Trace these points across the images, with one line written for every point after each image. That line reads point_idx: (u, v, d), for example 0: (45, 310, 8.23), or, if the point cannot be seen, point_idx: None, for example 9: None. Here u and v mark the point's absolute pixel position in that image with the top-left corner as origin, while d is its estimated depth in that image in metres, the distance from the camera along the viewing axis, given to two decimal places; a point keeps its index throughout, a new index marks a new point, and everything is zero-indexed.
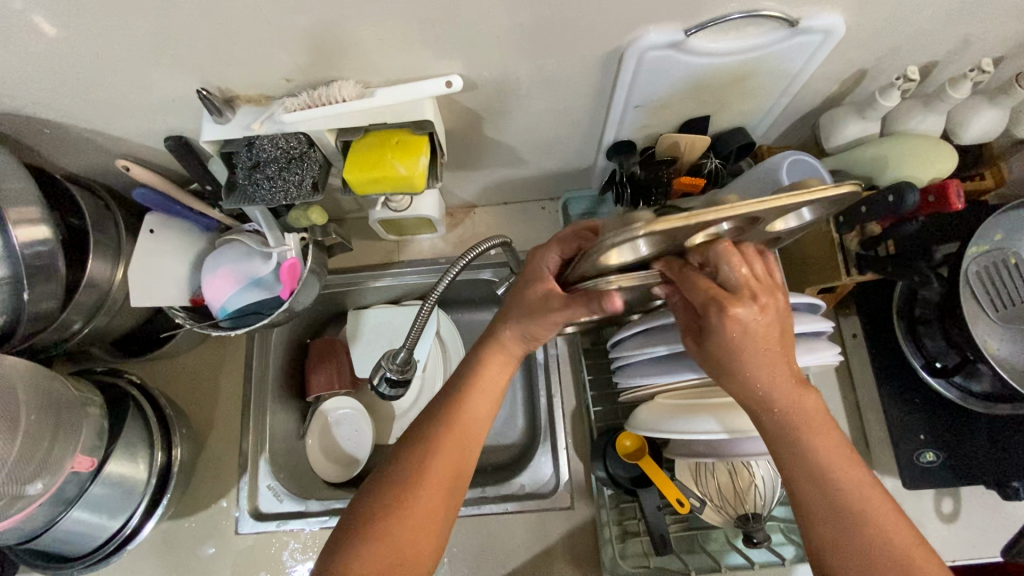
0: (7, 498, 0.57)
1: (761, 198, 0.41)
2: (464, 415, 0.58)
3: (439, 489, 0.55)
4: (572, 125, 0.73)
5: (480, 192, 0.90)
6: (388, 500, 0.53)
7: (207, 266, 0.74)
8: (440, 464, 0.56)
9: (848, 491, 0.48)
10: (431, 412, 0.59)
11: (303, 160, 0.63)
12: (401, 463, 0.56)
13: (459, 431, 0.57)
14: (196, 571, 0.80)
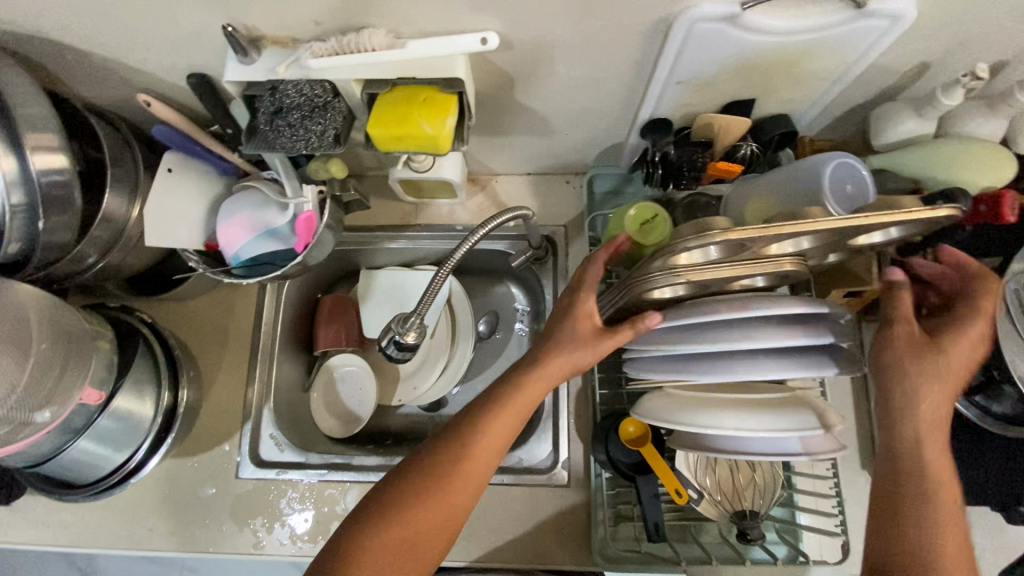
0: (15, 424, 0.58)
1: (857, 215, 0.47)
2: (484, 437, 0.58)
3: (443, 505, 0.56)
4: (607, 97, 0.69)
5: (505, 160, 0.87)
6: (392, 505, 0.56)
7: (224, 211, 0.73)
8: (459, 474, 0.57)
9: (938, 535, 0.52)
10: (461, 422, 0.59)
11: (328, 110, 0.59)
12: (410, 472, 0.57)
13: (467, 455, 0.57)
14: (196, 510, 0.82)
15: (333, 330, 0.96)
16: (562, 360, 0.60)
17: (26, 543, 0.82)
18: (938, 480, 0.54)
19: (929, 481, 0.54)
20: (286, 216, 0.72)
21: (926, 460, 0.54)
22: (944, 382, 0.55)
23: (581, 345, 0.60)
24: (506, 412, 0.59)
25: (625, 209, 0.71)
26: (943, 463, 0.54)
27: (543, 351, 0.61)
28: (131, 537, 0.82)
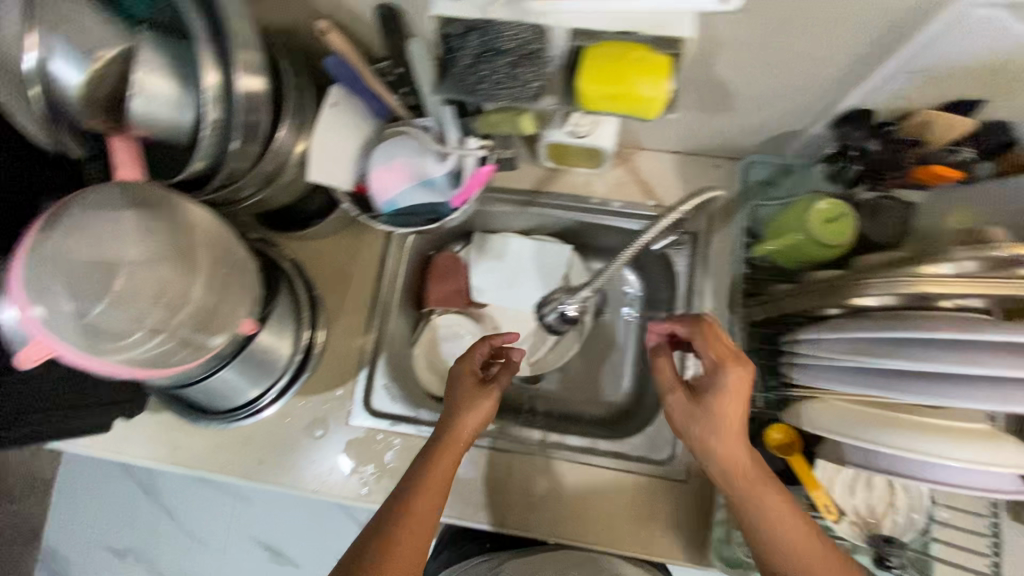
0: (181, 342, 0.58)
1: None
2: (431, 478, 0.66)
3: (412, 544, 0.63)
4: (812, 79, 0.63)
5: (660, 134, 0.82)
6: (381, 545, 0.62)
7: (382, 155, 0.71)
8: (413, 513, 0.64)
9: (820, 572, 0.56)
10: (413, 467, 0.67)
11: (536, 61, 0.54)
12: (394, 520, 0.63)
13: (425, 494, 0.65)
14: (306, 448, 0.83)
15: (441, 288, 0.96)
16: (465, 429, 0.69)
17: (140, 456, 0.84)
18: (784, 519, 0.58)
19: (772, 528, 0.58)
20: (444, 167, 0.70)
21: (773, 514, 0.58)
22: (732, 424, 0.59)
23: (476, 408, 0.69)
24: (445, 454, 0.67)
25: (812, 201, 0.67)
26: (780, 507, 0.58)
27: (452, 415, 0.69)
28: (241, 466, 0.83)
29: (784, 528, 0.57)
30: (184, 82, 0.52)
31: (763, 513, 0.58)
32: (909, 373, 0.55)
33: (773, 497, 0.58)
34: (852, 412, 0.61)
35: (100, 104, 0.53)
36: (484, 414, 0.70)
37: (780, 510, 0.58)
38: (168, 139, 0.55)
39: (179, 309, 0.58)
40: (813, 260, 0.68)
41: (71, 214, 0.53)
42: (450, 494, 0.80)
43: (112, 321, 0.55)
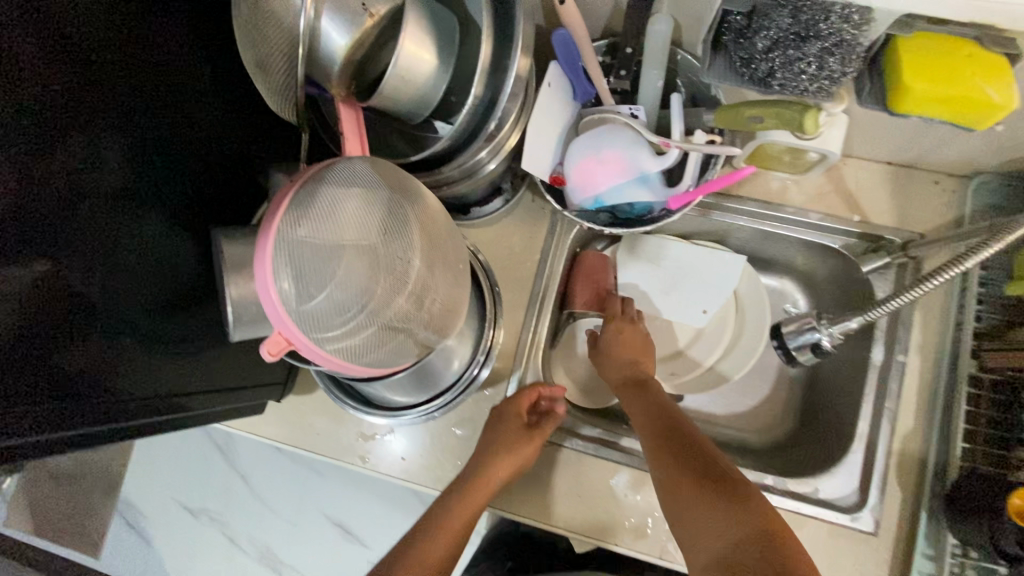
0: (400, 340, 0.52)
1: None
2: (467, 504, 0.69)
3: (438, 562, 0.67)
4: None
5: (883, 142, 0.72)
6: (413, 559, 0.66)
7: (588, 144, 0.63)
8: (442, 538, 0.68)
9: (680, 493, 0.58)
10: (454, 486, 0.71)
11: (854, 50, 0.45)
12: (424, 534, 0.68)
13: (457, 518, 0.69)
14: (450, 450, 0.78)
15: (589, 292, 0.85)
16: (502, 470, 0.70)
17: (278, 438, 0.80)
18: (688, 454, 0.60)
19: (684, 458, 0.60)
20: (663, 163, 0.61)
21: (682, 459, 0.60)
22: (665, 408, 0.68)
23: (517, 442, 0.71)
24: (477, 491, 0.70)
25: None
26: (684, 449, 0.61)
27: (488, 458, 0.70)
28: (382, 460, 0.78)
29: (701, 466, 0.58)
30: (445, 51, 0.46)
31: (681, 446, 0.61)
32: None
33: (695, 442, 0.62)
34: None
35: (354, 70, 0.45)
36: (517, 460, 0.71)
37: (713, 456, 0.60)
38: (408, 112, 0.49)
39: (399, 297, 0.49)
40: None
41: (323, 185, 0.47)
42: (608, 519, 0.73)
43: (330, 306, 0.47)
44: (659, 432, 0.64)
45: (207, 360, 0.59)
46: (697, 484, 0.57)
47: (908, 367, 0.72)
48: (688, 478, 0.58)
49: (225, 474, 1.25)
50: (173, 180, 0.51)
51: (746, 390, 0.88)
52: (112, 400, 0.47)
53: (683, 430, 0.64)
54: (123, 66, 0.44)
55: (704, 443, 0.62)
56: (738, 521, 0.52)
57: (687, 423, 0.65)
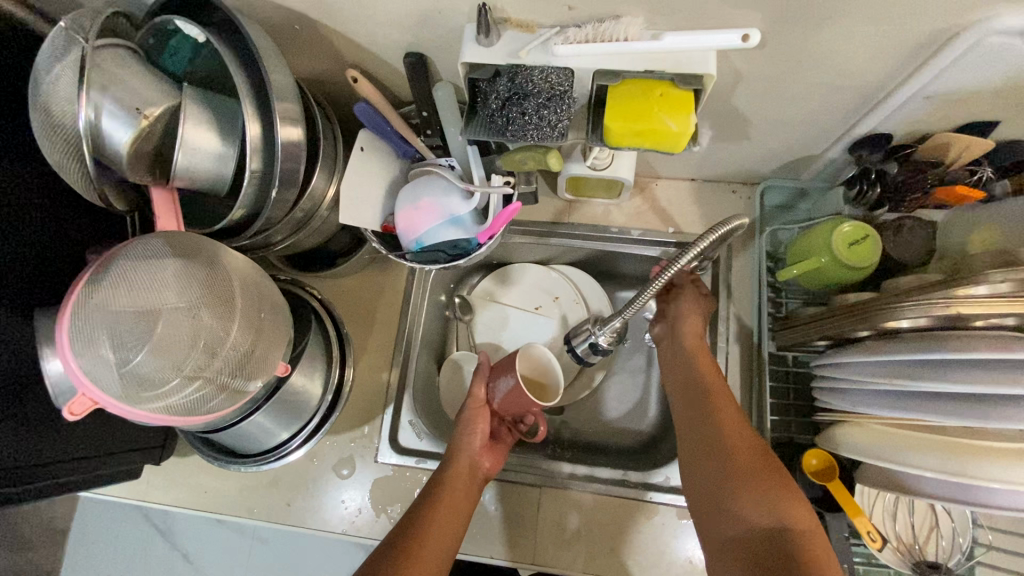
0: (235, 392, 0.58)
1: None
2: (451, 489, 0.70)
3: (434, 554, 0.64)
4: (828, 107, 0.65)
5: (678, 163, 0.83)
6: (400, 553, 0.62)
7: (408, 195, 0.72)
8: (428, 535, 0.65)
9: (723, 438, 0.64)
10: (426, 487, 0.71)
11: (564, 100, 0.56)
12: (398, 540, 0.64)
13: (439, 506, 0.68)
14: (333, 489, 0.83)
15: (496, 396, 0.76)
16: (463, 455, 0.74)
17: (165, 504, 0.83)
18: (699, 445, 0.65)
19: (705, 448, 0.65)
20: (471, 204, 0.71)
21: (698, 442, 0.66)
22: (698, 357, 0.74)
23: (464, 425, 0.77)
24: (457, 476, 0.72)
25: (833, 225, 0.67)
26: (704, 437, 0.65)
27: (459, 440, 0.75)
28: (268, 510, 0.82)
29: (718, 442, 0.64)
30: (230, 138, 0.55)
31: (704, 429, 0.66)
32: (942, 399, 0.54)
33: (716, 426, 0.65)
34: (879, 439, 0.60)
35: (148, 161, 0.53)
36: (477, 411, 0.79)
37: (739, 430, 0.64)
38: (209, 189, 0.57)
39: (218, 353, 0.55)
40: (835, 282, 0.69)
41: (118, 261, 0.53)
42: (484, 533, 0.79)
43: (151, 369, 0.53)
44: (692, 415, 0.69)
45: (64, 433, 0.63)
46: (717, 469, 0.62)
47: (729, 356, 0.81)
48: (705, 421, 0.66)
49: (164, 554, 1.21)
50: (15, 270, 0.55)
51: (615, 397, 0.96)
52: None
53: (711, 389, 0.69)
54: None
55: (730, 411, 0.66)
56: (747, 507, 0.58)
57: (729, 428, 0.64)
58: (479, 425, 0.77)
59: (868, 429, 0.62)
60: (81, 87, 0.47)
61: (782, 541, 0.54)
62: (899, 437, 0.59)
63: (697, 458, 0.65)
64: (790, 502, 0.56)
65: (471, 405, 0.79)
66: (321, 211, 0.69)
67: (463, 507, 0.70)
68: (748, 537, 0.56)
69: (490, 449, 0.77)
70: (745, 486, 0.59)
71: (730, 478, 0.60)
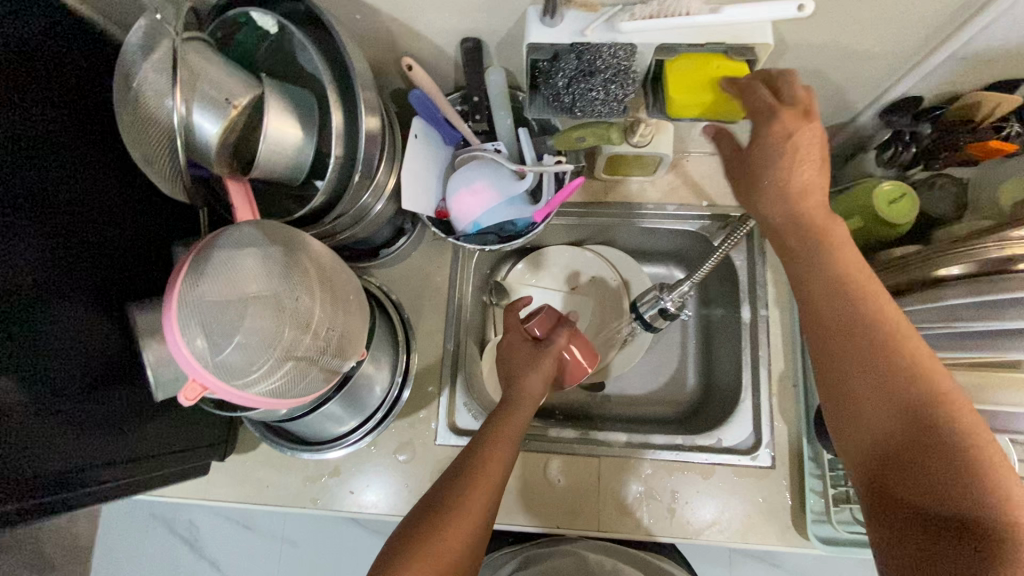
0: (325, 375, 0.59)
1: None
2: (492, 455, 0.66)
3: (471, 523, 0.61)
4: (863, 75, 0.68)
5: (711, 137, 0.86)
6: (429, 521, 0.60)
7: (460, 179, 0.74)
8: (468, 501, 0.62)
9: (876, 315, 0.53)
10: (471, 448, 0.68)
11: (628, 75, 0.59)
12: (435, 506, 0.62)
13: (481, 472, 0.65)
14: (395, 473, 0.84)
15: (573, 343, 0.81)
16: (530, 390, 0.74)
17: (228, 499, 0.84)
18: (877, 422, 0.52)
19: (860, 410, 0.53)
20: (524, 184, 0.72)
21: (847, 308, 0.54)
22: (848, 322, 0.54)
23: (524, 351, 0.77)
24: (502, 437, 0.69)
25: (873, 185, 0.71)
26: (841, 371, 0.54)
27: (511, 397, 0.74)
28: (332, 498, 0.84)
29: (874, 369, 0.52)
30: (308, 126, 0.56)
31: (854, 313, 0.53)
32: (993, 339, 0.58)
33: (879, 334, 0.52)
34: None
35: (230, 152, 0.54)
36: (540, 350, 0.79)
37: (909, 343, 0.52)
38: (288, 178, 0.59)
39: (309, 331, 0.57)
40: (876, 240, 0.73)
41: (210, 252, 0.54)
42: (548, 504, 0.82)
43: (247, 355, 0.54)
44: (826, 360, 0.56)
45: (139, 429, 0.64)
46: (920, 439, 0.50)
47: (770, 319, 0.85)
48: (854, 360, 0.53)
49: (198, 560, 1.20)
50: (84, 268, 0.56)
51: (656, 369, 0.99)
52: (29, 477, 0.50)
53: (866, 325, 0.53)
54: (40, 182, 0.51)
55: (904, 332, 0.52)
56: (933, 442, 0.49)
57: (886, 327, 0.52)
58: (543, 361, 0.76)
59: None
60: (174, 81, 0.48)
61: (946, 488, 0.47)
62: (954, 381, 0.63)
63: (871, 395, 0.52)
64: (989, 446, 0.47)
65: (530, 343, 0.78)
66: (382, 198, 0.70)
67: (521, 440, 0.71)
68: (928, 477, 0.48)
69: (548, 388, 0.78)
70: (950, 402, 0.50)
71: (900, 372, 0.51)
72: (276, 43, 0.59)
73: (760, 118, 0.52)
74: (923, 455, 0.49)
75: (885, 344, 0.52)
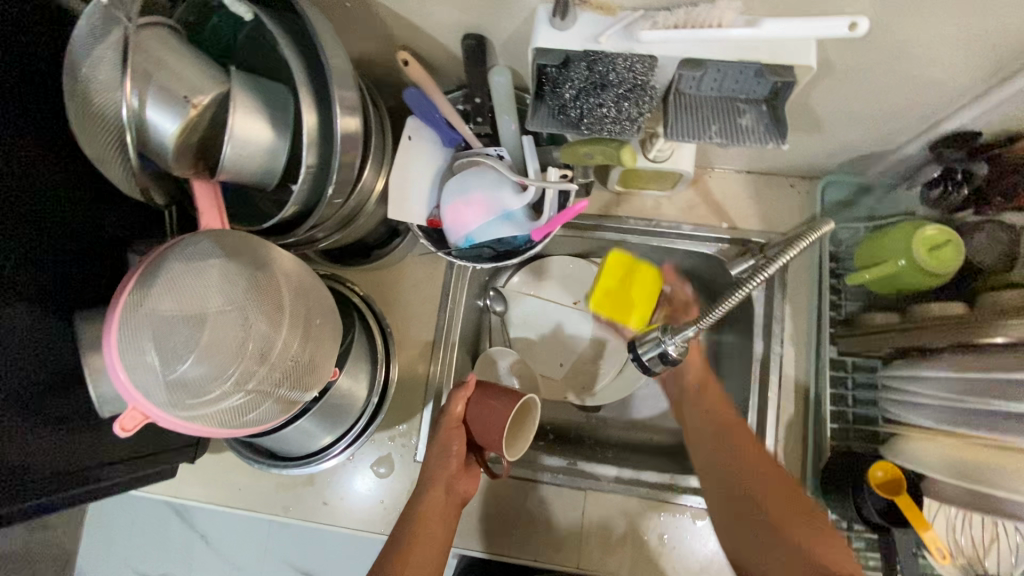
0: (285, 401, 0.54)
1: None
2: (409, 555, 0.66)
3: None
4: (913, 105, 0.60)
5: (737, 156, 0.79)
6: None
7: (456, 187, 0.67)
8: None
9: (739, 472, 0.66)
10: (391, 547, 0.67)
11: (645, 92, 0.52)
12: None
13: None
14: (370, 488, 0.80)
15: (476, 413, 0.68)
16: (436, 483, 0.70)
17: (199, 500, 0.81)
18: (755, 508, 0.63)
19: (754, 507, 0.63)
20: (524, 199, 0.66)
21: (717, 450, 0.69)
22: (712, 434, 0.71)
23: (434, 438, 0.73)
24: (415, 543, 0.67)
25: (914, 228, 0.64)
26: (735, 494, 0.65)
27: (420, 490, 0.71)
28: (303, 508, 0.80)
29: (735, 470, 0.66)
30: (281, 128, 0.51)
31: (724, 448, 0.69)
32: None
33: (744, 482, 0.65)
34: (957, 456, 0.57)
35: (193, 153, 0.49)
36: (456, 430, 0.71)
37: (772, 493, 0.63)
38: (258, 183, 0.53)
39: (268, 358, 0.52)
40: (910, 287, 0.66)
41: (167, 265, 0.49)
42: (528, 534, 0.78)
43: (200, 381, 0.50)
44: (731, 477, 0.66)
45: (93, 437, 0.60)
46: (758, 514, 0.62)
47: (783, 359, 0.78)
48: (719, 484, 0.67)
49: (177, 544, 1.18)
50: (38, 265, 0.51)
51: (658, 395, 0.93)
52: None
53: (752, 476, 0.65)
54: None
55: (766, 466, 0.65)
56: (792, 537, 0.59)
57: (742, 444, 0.68)
58: (452, 446, 0.71)
59: (938, 445, 0.59)
60: (124, 71, 0.43)
61: None
62: (980, 458, 0.55)
63: (756, 503, 0.63)
64: (835, 555, 0.57)
65: (444, 422, 0.71)
66: (368, 205, 0.64)
67: (436, 540, 0.68)
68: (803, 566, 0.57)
69: (462, 474, 0.73)
70: (791, 525, 0.61)
71: (755, 506, 0.63)
72: (255, 33, 0.53)
73: (676, 309, 0.84)
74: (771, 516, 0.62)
75: (735, 456, 0.67)
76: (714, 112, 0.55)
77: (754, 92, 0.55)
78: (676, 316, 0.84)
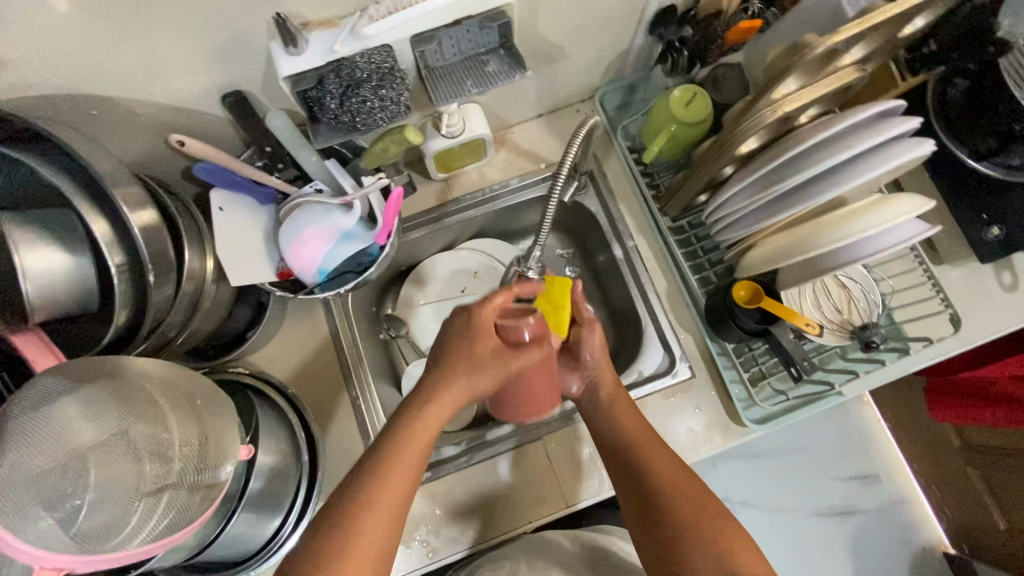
0: (204, 489, 0.53)
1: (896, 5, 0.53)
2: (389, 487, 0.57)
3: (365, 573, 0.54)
4: (613, 5, 0.73)
5: (522, 105, 0.88)
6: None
7: (290, 231, 0.68)
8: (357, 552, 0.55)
9: (649, 467, 0.70)
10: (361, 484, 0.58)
11: (394, 75, 0.59)
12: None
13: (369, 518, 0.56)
14: None
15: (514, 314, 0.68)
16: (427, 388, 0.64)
17: None
18: (658, 504, 0.67)
19: (656, 503, 0.68)
20: (355, 215, 0.69)
21: (625, 440, 0.72)
22: (619, 411, 0.74)
23: (454, 339, 0.66)
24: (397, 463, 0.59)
25: (667, 95, 0.76)
26: (644, 487, 0.69)
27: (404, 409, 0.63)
28: None
29: (647, 465, 0.70)
30: (72, 244, 0.51)
31: (632, 444, 0.71)
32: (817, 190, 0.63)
33: (655, 474, 0.69)
34: (785, 244, 0.68)
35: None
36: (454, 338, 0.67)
37: (678, 484, 0.68)
38: (79, 307, 0.52)
39: (170, 457, 0.51)
40: (689, 140, 0.78)
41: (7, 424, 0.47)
42: (511, 504, 0.80)
43: (102, 516, 0.48)
44: (633, 476, 0.70)
45: None
46: (662, 505, 0.67)
47: (639, 248, 0.88)
48: (634, 474, 0.70)
49: None
50: None
51: None
52: None
53: (659, 471, 0.69)
54: None
55: (669, 463, 0.69)
56: (693, 531, 0.64)
57: (648, 444, 0.71)
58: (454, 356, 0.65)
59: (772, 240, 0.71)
60: None
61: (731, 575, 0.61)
62: (798, 236, 0.67)
63: (656, 498, 0.68)
64: (735, 544, 0.63)
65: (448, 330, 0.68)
66: (208, 284, 0.64)
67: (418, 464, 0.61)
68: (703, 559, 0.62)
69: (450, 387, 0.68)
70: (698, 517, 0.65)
71: (663, 498, 0.67)
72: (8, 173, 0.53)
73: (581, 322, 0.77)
74: (676, 500, 0.67)
75: (640, 455, 0.71)
76: (465, 70, 0.63)
77: (487, 43, 0.63)
78: (593, 355, 0.76)
